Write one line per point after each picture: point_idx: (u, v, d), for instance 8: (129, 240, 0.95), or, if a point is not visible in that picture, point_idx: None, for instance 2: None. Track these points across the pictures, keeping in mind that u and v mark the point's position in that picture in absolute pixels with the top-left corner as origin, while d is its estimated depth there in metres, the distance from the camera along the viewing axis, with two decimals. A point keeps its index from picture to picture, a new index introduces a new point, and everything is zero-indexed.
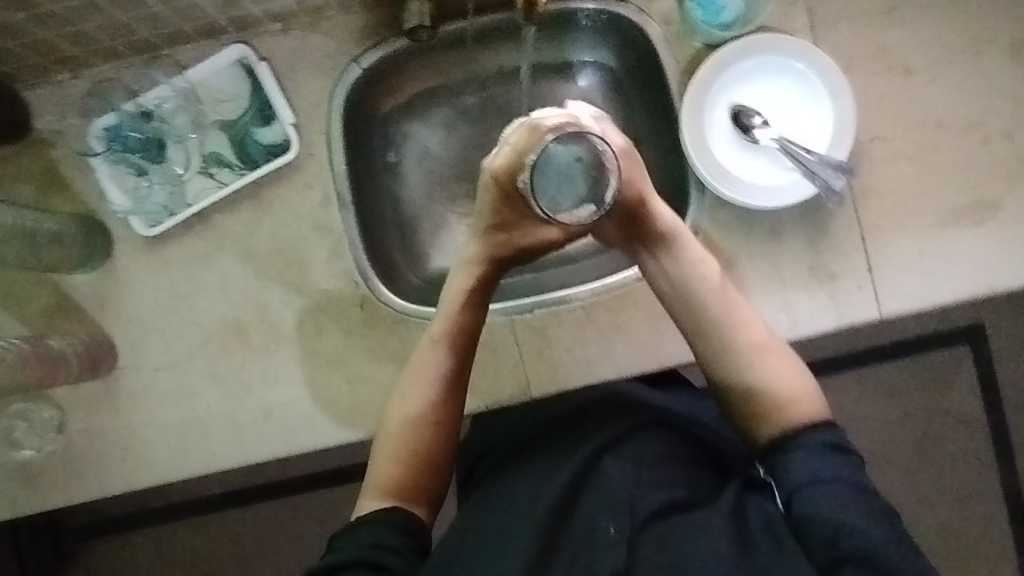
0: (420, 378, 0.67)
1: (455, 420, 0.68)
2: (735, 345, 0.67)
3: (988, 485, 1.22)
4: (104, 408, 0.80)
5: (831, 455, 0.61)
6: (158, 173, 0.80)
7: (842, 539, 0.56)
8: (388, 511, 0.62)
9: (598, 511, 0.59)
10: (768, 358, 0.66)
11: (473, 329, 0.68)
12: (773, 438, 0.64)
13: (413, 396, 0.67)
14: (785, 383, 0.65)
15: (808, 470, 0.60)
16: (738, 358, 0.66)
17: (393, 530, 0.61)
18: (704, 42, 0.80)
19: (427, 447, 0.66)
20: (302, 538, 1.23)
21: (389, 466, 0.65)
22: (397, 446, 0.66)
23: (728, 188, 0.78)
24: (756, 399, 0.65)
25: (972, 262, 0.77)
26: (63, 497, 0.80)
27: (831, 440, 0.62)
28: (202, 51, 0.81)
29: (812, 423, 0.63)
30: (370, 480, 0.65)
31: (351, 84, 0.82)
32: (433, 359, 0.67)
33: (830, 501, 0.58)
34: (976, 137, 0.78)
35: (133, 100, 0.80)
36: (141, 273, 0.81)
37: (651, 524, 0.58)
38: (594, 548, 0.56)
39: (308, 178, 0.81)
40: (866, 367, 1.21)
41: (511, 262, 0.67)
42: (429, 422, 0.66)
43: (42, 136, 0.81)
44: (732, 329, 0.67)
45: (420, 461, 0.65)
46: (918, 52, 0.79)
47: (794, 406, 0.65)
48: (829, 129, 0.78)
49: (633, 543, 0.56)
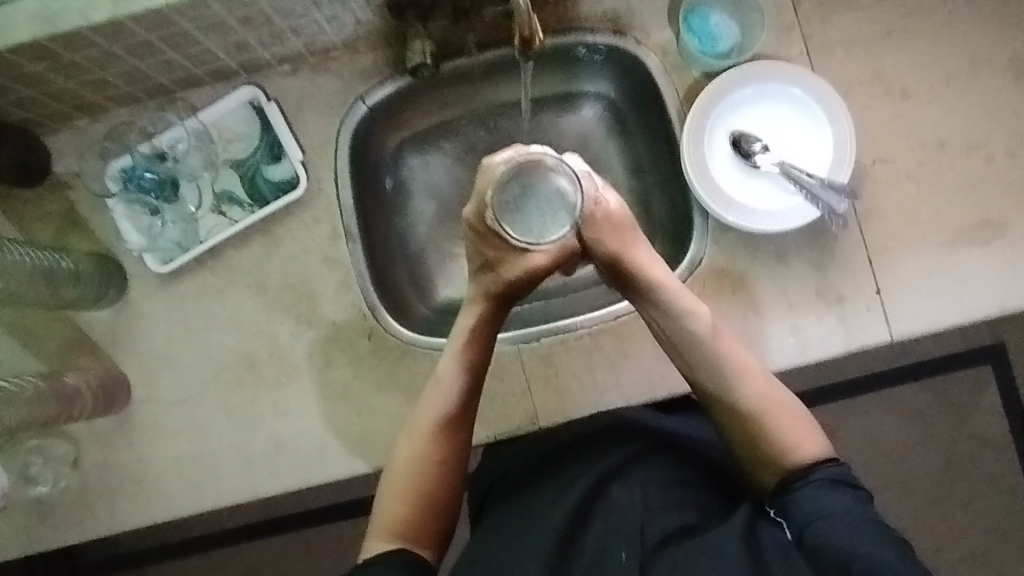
0: (428, 417, 0.67)
1: (459, 461, 0.67)
2: (736, 390, 0.66)
3: (1018, 511, 1.18)
4: (118, 442, 0.81)
5: (838, 490, 0.61)
6: (172, 212, 0.83)
7: (856, 562, 0.56)
8: (397, 552, 0.62)
9: (609, 535, 0.61)
10: (769, 400, 0.66)
11: (480, 371, 0.68)
12: (779, 480, 0.64)
13: (417, 436, 0.67)
14: (788, 426, 0.65)
15: (818, 504, 0.60)
16: (742, 399, 0.66)
17: (400, 571, 0.60)
18: (702, 70, 0.82)
19: (432, 487, 0.66)
20: (316, 570, 1.23)
21: (395, 505, 0.65)
22: (403, 486, 0.66)
23: (731, 213, 0.78)
24: (761, 442, 0.65)
25: (982, 281, 0.76)
26: (77, 532, 0.80)
27: (835, 475, 0.62)
28: (214, 94, 0.84)
29: (820, 464, 0.63)
30: (379, 518, 0.65)
31: (357, 121, 0.84)
32: (445, 392, 0.67)
33: (841, 531, 0.58)
34: (979, 155, 0.78)
35: (149, 141, 0.82)
36: (155, 308, 0.83)
37: (660, 550, 0.59)
38: (607, 570, 0.59)
39: (316, 213, 0.83)
40: (884, 390, 1.19)
41: (511, 302, 0.66)
42: (435, 463, 0.66)
43: (62, 178, 0.84)
44: (733, 372, 0.66)
45: (425, 502, 0.65)
46: (916, 74, 0.79)
47: (801, 447, 0.64)
48: (829, 152, 0.78)
49: (645, 565, 0.58)
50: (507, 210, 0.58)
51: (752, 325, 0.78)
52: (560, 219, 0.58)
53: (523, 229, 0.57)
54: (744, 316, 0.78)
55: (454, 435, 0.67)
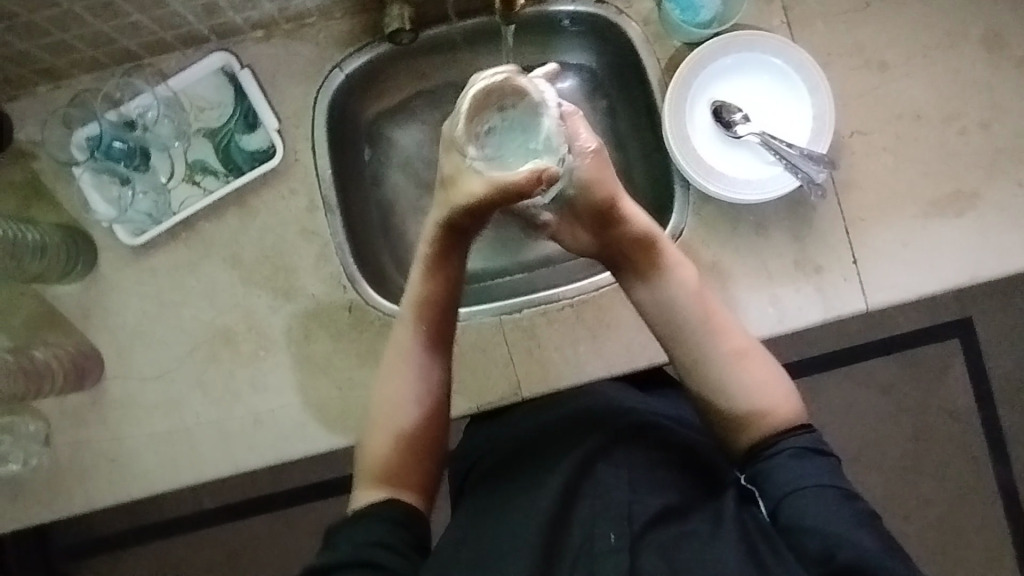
0: (399, 366, 0.69)
1: (443, 399, 0.69)
2: (713, 345, 0.69)
3: (983, 479, 1.22)
4: (91, 419, 0.79)
5: (810, 458, 0.63)
6: (142, 181, 0.80)
7: (837, 551, 0.57)
8: (386, 504, 0.64)
9: (597, 518, 0.61)
10: (744, 362, 0.68)
11: (445, 299, 0.69)
12: (752, 445, 0.66)
13: (394, 384, 0.68)
14: (764, 388, 0.67)
15: (790, 475, 0.62)
16: (715, 358, 0.68)
17: (388, 527, 0.62)
18: (683, 40, 0.81)
19: (418, 428, 0.68)
20: (296, 549, 1.22)
21: (382, 454, 0.67)
22: (386, 433, 0.67)
23: (712, 182, 0.78)
24: (733, 407, 0.67)
25: (954, 252, 0.77)
26: (50, 511, 0.78)
27: (811, 442, 0.64)
28: (185, 60, 0.82)
29: (790, 431, 0.65)
30: (364, 468, 0.67)
31: (335, 90, 0.83)
32: (406, 360, 0.68)
33: (817, 508, 0.59)
34: (953, 128, 0.79)
35: (116, 109, 0.80)
36: (127, 282, 0.81)
37: (647, 531, 0.60)
38: (596, 555, 0.58)
39: (293, 183, 0.81)
40: (856, 363, 1.22)
41: (464, 229, 0.65)
42: (416, 404, 0.68)
43: (24, 147, 0.81)
44: (709, 333, 0.69)
45: (413, 447, 0.68)
46: (893, 46, 0.80)
47: (773, 411, 0.66)
48: (808, 123, 0.79)
49: (635, 547, 0.59)
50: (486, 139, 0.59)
51: (732, 295, 0.78)
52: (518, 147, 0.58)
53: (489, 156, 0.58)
54: (725, 286, 0.79)
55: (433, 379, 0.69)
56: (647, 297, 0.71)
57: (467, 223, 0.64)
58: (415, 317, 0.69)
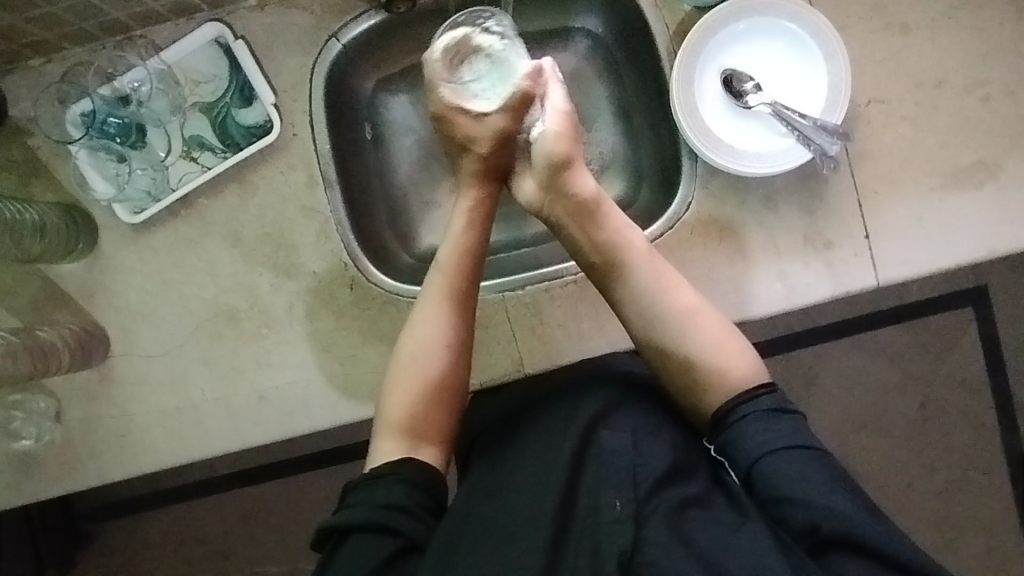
0: (429, 316, 0.71)
1: (467, 349, 0.71)
2: (664, 313, 0.70)
3: (990, 448, 1.22)
4: (99, 396, 0.80)
5: (774, 419, 0.64)
6: (139, 158, 0.79)
7: (822, 521, 0.58)
8: (402, 464, 0.65)
9: (604, 484, 0.62)
10: (698, 321, 0.70)
11: (476, 248, 0.74)
12: (717, 409, 0.67)
13: (422, 332, 0.70)
14: (717, 346, 0.68)
15: (761, 442, 0.62)
16: (667, 322, 0.70)
17: (407, 490, 0.63)
18: (693, 4, 0.78)
19: (444, 370, 0.70)
20: (308, 514, 1.25)
21: (405, 406, 0.69)
22: (413, 381, 0.69)
23: (720, 156, 0.76)
24: (694, 367, 0.68)
25: (971, 225, 0.75)
26: (61, 486, 0.80)
27: (771, 404, 0.65)
28: (178, 31, 0.80)
29: (749, 393, 0.66)
30: (385, 426, 0.68)
31: (332, 61, 0.80)
32: (435, 320, 0.70)
33: (790, 470, 0.61)
34: (977, 95, 0.75)
35: (109, 83, 0.78)
36: (128, 260, 0.80)
37: (654, 493, 0.62)
38: (602, 523, 0.59)
39: (291, 158, 0.80)
40: (864, 332, 1.20)
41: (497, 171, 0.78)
42: (441, 347, 0.70)
43: (20, 124, 0.79)
44: (658, 293, 0.70)
45: (433, 394, 0.69)
46: (916, 9, 0.76)
47: (733, 370, 0.67)
48: (823, 92, 0.76)
49: (640, 516, 0.59)
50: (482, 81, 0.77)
51: (738, 272, 0.77)
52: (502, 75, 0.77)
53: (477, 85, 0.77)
54: (734, 263, 0.77)
55: (460, 338, 0.71)
56: (615, 277, 0.72)
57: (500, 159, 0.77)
58: (451, 266, 0.72)
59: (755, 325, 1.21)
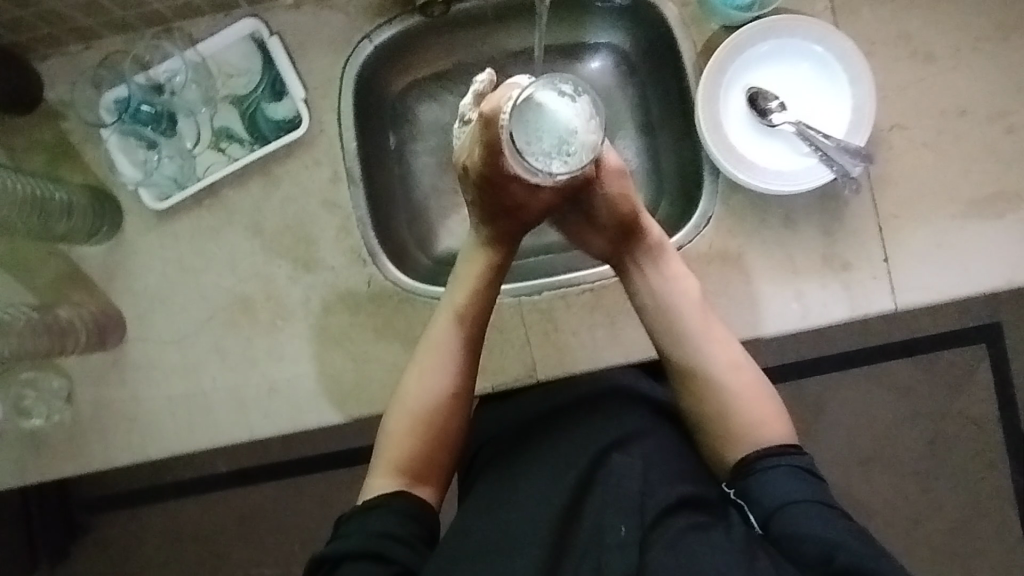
0: (434, 363, 0.70)
1: (467, 393, 0.71)
2: (707, 358, 0.71)
3: (1001, 487, 1.20)
4: (111, 378, 0.80)
5: (801, 473, 0.65)
6: (168, 146, 0.80)
7: (837, 553, 0.58)
8: (396, 497, 0.65)
9: (606, 509, 0.61)
10: (738, 375, 0.71)
11: (484, 308, 0.72)
12: (743, 459, 0.67)
13: (427, 376, 0.70)
14: (751, 401, 0.70)
15: (783, 487, 0.64)
16: (712, 373, 0.71)
17: (399, 519, 0.63)
18: (721, 23, 0.79)
19: (444, 416, 0.70)
20: (307, 515, 1.24)
21: (404, 444, 0.69)
22: (412, 424, 0.69)
23: (742, 171, 0.76)
24: (727, 417, 0.69)
25: (992, 255, 0.74)
26: (66, 468, 0.80)
27: (800, 462, 0.66)
28: (214, 25, 0.82)
29: (780, 449, 0.66)
30: (383, 460, 0.68)
31: (363, 61, 0.82)
32: (442, 361, 0.70)
33: (811, 515, 0.61)
34: (1000, 126, 0.76)
35: (144, 72, 0.80)
36: (150, 244, 0.81)
37: (660, 521, 0.61)
38: (604, 545, 0.59)
39: (317, 154, 0.81)
40: (876, 363, 1.20)
41: (512, 237, 0.74)
42: (446, 394, 0.70)
43: (54, 108, 0.81)
44: (705, 340, 0.71)
45: (433, 437, 0.69)
46: (941, 38, 0.77)
47: (763, 425, 0.68)
48: (847, 114, 0.77)
49: (645, 541, 0.59)
50: (525, 134, 0.62)
51: (755, 289, 0.77)
52: (553, 128, 0.62)
53: (525, 135, 0.62)
54: (748, 279, 0.77)
55: (462, 371, 0.70)
56: (663, 325, 0.72)
57: (525, 226, 0.74)
58: (455, 321, 0.71)
59: (766, 349, 1.20)
